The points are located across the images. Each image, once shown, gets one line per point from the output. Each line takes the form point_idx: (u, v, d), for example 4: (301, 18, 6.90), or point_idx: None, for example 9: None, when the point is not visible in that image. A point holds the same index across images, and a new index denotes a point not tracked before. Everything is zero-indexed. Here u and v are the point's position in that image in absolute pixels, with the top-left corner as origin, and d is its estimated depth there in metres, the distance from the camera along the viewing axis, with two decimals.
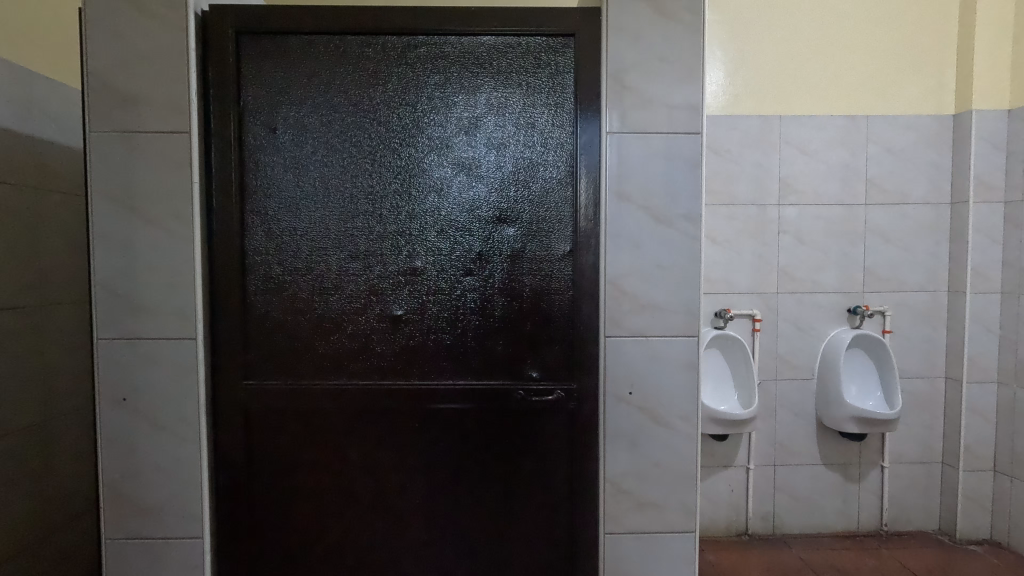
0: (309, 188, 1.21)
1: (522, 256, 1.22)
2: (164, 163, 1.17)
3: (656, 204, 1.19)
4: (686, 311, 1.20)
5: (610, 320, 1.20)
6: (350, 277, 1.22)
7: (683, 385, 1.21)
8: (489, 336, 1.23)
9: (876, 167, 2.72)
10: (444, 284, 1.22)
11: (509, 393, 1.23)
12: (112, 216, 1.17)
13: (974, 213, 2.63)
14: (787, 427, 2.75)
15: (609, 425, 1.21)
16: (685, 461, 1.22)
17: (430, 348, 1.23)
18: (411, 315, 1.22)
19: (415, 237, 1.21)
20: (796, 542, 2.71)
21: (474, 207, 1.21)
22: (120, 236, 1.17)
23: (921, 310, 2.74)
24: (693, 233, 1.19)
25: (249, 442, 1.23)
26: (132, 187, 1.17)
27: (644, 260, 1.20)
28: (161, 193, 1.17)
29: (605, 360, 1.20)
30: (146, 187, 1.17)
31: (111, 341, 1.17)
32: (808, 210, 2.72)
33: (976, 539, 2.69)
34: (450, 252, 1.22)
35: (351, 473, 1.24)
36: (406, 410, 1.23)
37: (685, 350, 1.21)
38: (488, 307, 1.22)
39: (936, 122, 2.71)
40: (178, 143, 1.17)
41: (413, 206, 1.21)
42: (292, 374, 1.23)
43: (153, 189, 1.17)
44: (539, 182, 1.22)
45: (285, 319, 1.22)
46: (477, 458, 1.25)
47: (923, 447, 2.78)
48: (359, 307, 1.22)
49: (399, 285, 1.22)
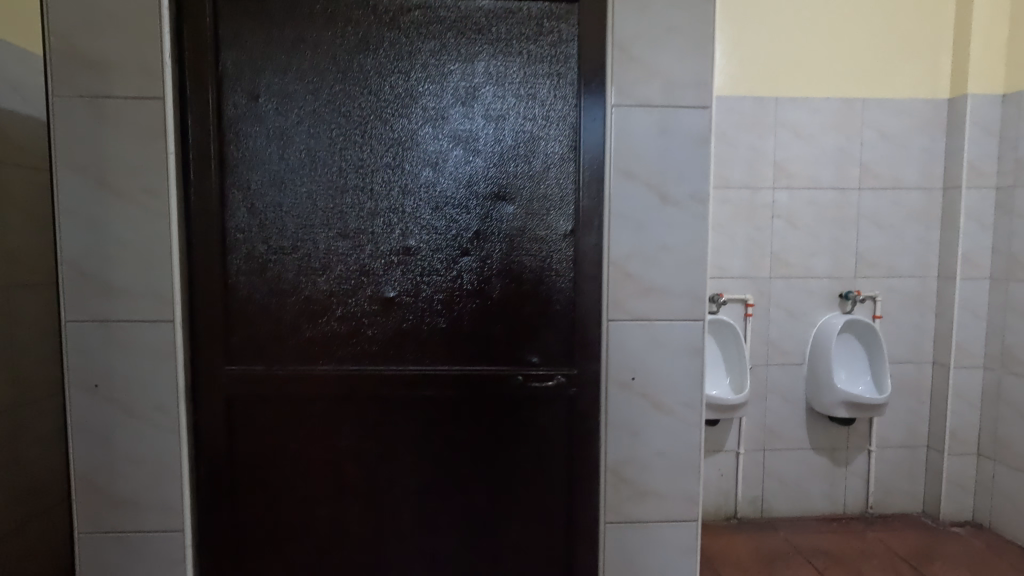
0: (294, 161, 1.13)
1: (521, 236, 1.16)
2: (136, 133, 1.08)
3: (662, 183, 1.14)
4: (692, 294, 1.16)
5: (614, 304, 1.15)
6: (339, 256, 1.15)
7: (688, 372, 1.17)
8: (487, 319, 1.17)
9: (870, 151, 2.69)
10: (439, 264, 1.16)
11: (507, 379, 1.18)
12: (80, 190, 1.08)
13: (966, 199, 2.63)
14: (777, 412, 2.75)
15: (611, 412, 1.17)
16: (688, 449, 1.18)
17: (423, 332, 1.17)
18: (405, 297, 1.16)
19: (409, 214, 1.15)
20: (783, 525, 2.73)
21: (471, 183, 1.15)
22: (90, 211, 1.08)
23: (912, 296, 2.74)
24: (700, 213, 1.14)
25: (232, 430, 1.17)
26: (102, 158, 1.08)
27: (649, 241, 1.14)
28: (133, 164, 1.09)
29: (608, 345, 1.16)
30: (117, 159, 1.08)
31: (81, 324, 1.09)
32: (802, 194, 2.69)
33: (959, 521, 2.73)
34: (446, 230, 1.15)
35: (342, 462, 1.19)
36: (399, 397, 1.18)
37: (690, 336, 1.16)
38: (484, 289, 1.16)
39: (930, 106, 2.69)
40: (151, 111, 1.08)
41: (406, 182, 1.14)
42: (277, 358, 1.16)
43: (126, 161, 1.09)
44: (540, 158, 1.15)
45: (269, 301, 1.15)
46: (473, 446, 1.20)
47: (910, 432, 2.80)
48: (348, 288, 1.15)
49: (392, 265, 1.15)
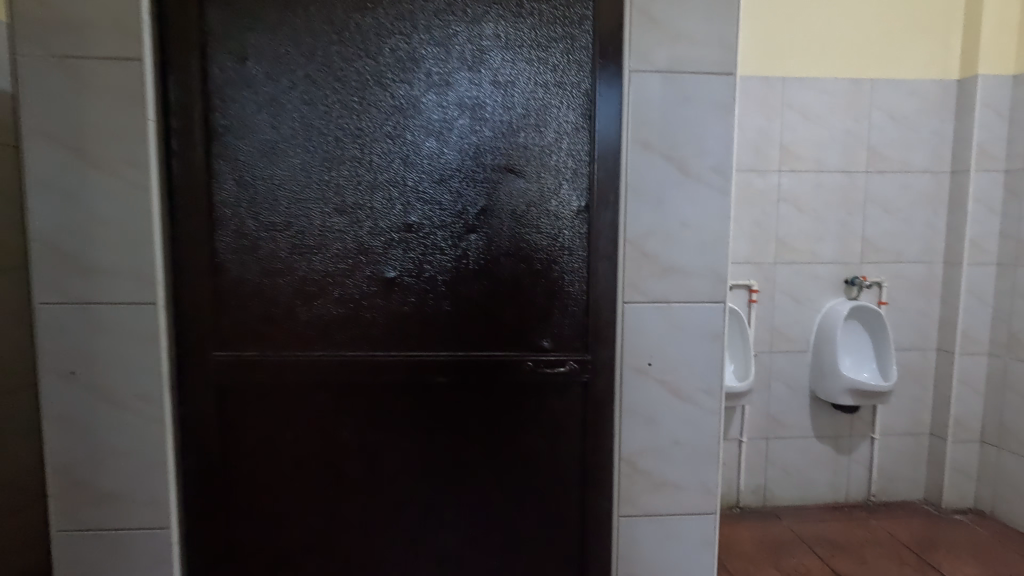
0: (287, 131, 1.05)
1: (531, 212, 1.08)
2: (113, 97, 0.99)
3: (683, 156, 1.07)
4: (712, 275, 1.09)
5: (629, 285, 1.08)
6: (335, 234, 1.07)
7: (708, 356, 1.10)
8: (495, 302, 1.10)
9: (878, 134, 2.63)
10: (443, 242, 1.08)
11: (516, 365, 1.10)
12: (52, 160, 0.99)
13: (975, 183, 2.58)
14: (780, 400, 2.71)
15: (626, 400, 1.10)
16: (707, 438, 1.12)
17: (426, 315, 1.09)
18: (406, 277, 1.08)
19: (411, 189, 1.07)
20: (786, 514, 2.70)
21: (478, 155, 1.07)
22: (63, 183, 0.99)
23: (918, 282, 2.70)
24: (722, 187, 1.07)
25: (221, 421, 1.08)
26: (75, 125, 0.99)
27: (668, 218, 1.07)
28: (110, 132, 1.00)
29: (623, 329, 1.09)
30: (92, 126, 0.99)
31: (55, 307, 1.01)
32: (808, 178, 2.63)
33: (961, 509, 2.72)
34: (450, 205, 1.07)
35: (341, 453, 1.11)
36: (401, 384, 1.11)
37: (711, 318, 1.10)
38: (492, 268, 1.09)
39: (939, 88, 2.63)
40: (128, 72, 0.99)
41: (408, 153, 1.06)
42: (269, 344, 1.08)
43: (102, 128, 0.99)
44: (552, 129, 1.08)
45: (260, 282, 1.07)
46: (481, 436, 1.13)
47: (913, 419, 2.77)
48: (346, 268, 1.07)
49: (392, 243, 1.07)
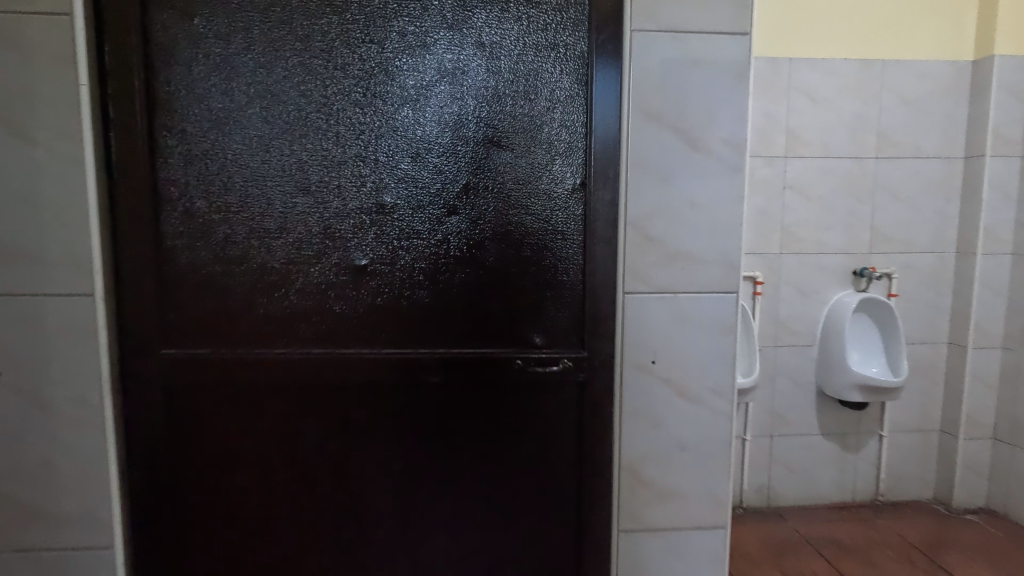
0: (241, 100, 0.92)
1: (519, 190, 0.96)
2: (36, 57, 0.86)
3: (691, 127, 0.94)
4: (724, 262, 0.97)
5: (631, 273, 0.96)
6: (299, 216, 0.94)
7: (718, 353, 0.99)
8: (480, 292, 0.98)
9: (889, 117, 2.51)
10: (420, 225, 0.96)
11: (504, 363, 0.99)
12: None
13: (990, 168, 2.46)
14: (785, 396, 2.61)
15: (627, 402, 0.98)
16: (717, 443, 1.01)
17: (403, 307, 0.97)
18: (379, 265, 0.96)
19: (384, 165, 0.94)
20: (791, 514, 2.60)
21: (461, 126, 0.95)
22: None
23: (929, 273, 2.58)
24: (735, 163, 0.95)
25: (171, 427, 0.97)
26: None
27: (675, 197, 0.95)
28: (33, 97, 0.86)
29: (624, 322, 0.97)
30: (12, 90, 0.86)
31: None
32: (815, 164, 2.51)
33: (972, 508, 2.62)
34: (428, 183, 0.95)
35: (307, 463, 1.00)
36: (374, 386, 0.99)
37: (722, 310, 0.98)
38: (476, 254, 0.97)
39: (953, 69, 2.50)
40: (54, 29, 0.86)
41: (380, 124, 0.94)
42: (224, 341, 0.96)
43: (23, 92, 0.86)
44: (544, 97, 0.95)
45: (214, 270, 0.94)
46: (465, 443, 1.01)
47: (923, 415, 2.67)
48: (311, 254, 0.95)
49: (363, 226, 0.95)
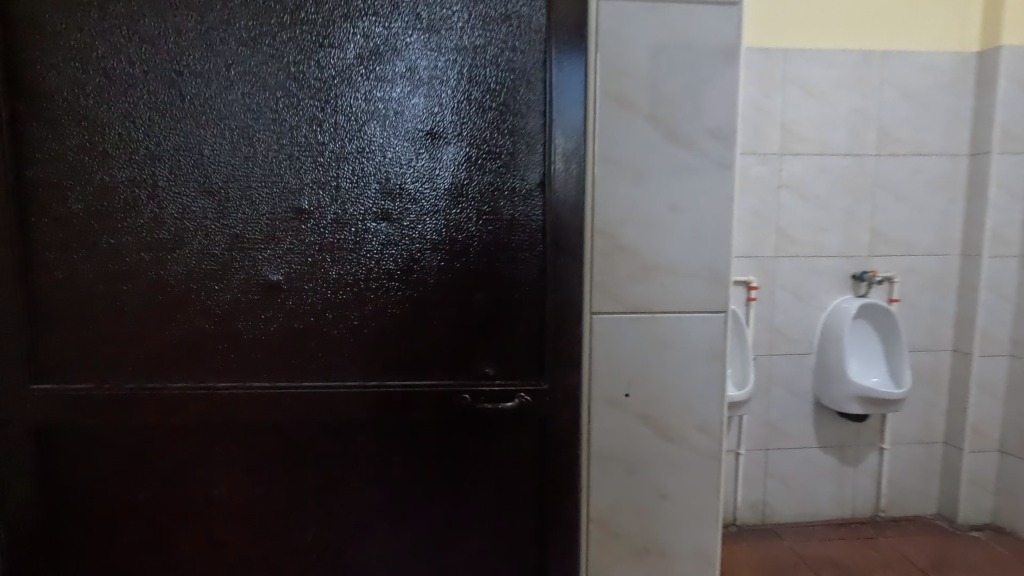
0: (128, 87, 0.77)
1: (464, 191, 0.81)
2: None
3: (670, 115, 0.79)
4: (710, 276, 0.82)
5: (599, 289, 0.80)
6: (199, 223, 0.79)
7: (704, 384, 0.83)
8: (419, 312, 0.82)
9: (889, 111, 2.36)
10: (345, 234, 0.80)
11: (447, 398, 0.83)
12: None
13: (996, 166, 2.32)
14: (781, 407, 2.46)
15: (595, 442, 0.83)
16: (701, 490, 0.85)
17: (325, 332, 0.82)
18: (296, 282, 0.80)
19: (302, 162, 0.79)
20: (787, 532, 2.45)
21: (394, 115, 0.79)
22: None
23: (932, 277, 2.44)
24: (722, 158, 0.80)
25: (52, 470, 0.83)
26: None
27: (651, 199, 0.80)
28: None
29: (591, 348, 0.81)
30: None
31: None
32: (812, 162, 2.36)
33: (977, 524, 2.48)
34: (354, 184, 0.80)
35: (213, 515, 0.85)
36: (291, 427, 0.83)
37: (708, 334, 0.82)
38: (413, 268, 0.81)
39: (957, 61, 2.36)
40: None
41: (297, 113, 0.78)
42: (112, 373, 0.81)
43: None
44: (494, 81, 0.80)
45: (96, 289, 0.79)
46: (402, 492, 0.86)
47: (925, 427, 2.53)
48: (214, 269, 0.80)
49: (276, 235, 0.80)
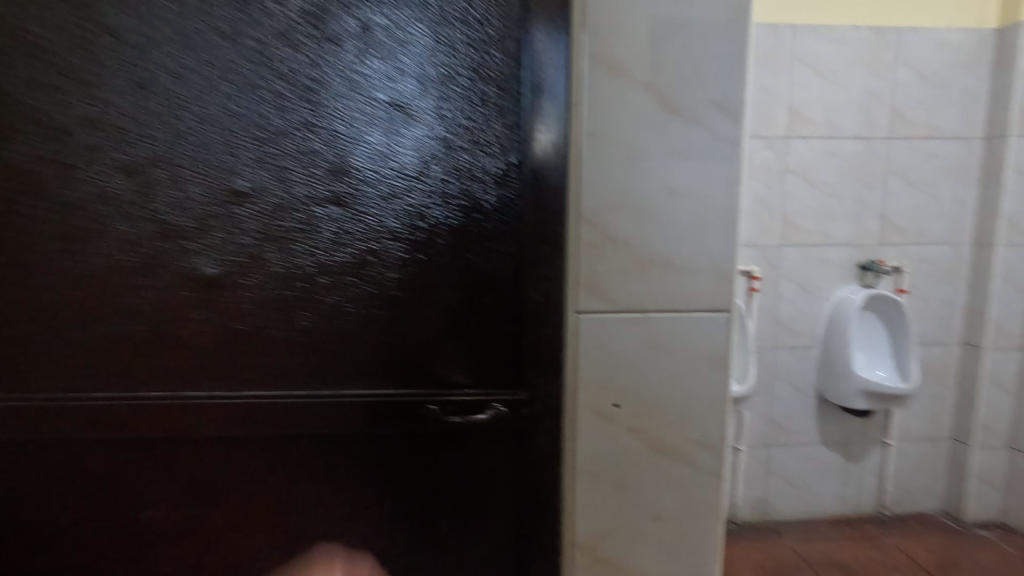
0: (50, 64, 0.70)
1: (425, 172, 0.74)
2: None
3: (669, 83, 0.68)
4: (713, 270, 0.71)
5: (585, 285, 0.70)
6: (129, 208, 0.71)
7: (706, 393, 0.73)
8: (375, 304, 0.74)
9: (903, 92, 2.24)
10: (293, 219, 0.73)
11: (411, 410, 0.75)
12: None
13: (1014, 150, 2.20)
14: (783, 403, 2.37)
15: (582, 460, 0.72)
16: (700, 513, 0.75)
17: (272, 329, 0.74)
18: (238, 272, 0.73)
19: (243, 139, 0.72)
20: (788, 531, 2.38)
21: (345, 84, 0.72)
22: None
23: (943, 267, 2.34)
24: (728, 134, 0.69)
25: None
26: None
27: (646, 182, 0.69)
28: None
29: (577, 353, 0.71)
30: None
31: None
32: (820, 146, 2.24)
33: (985, 523, 2.40)
34: (303, 163, 0.72)
35: (147, 541, 0.77)
36: (232, 445, 0.76)
37: (711, 336, 0.72)
38: (368, 257, 0.74)
39: (975, 38, 2.23)
40: None
41: (237, 82, 0.71)
42: (27, 381, 0.73)
43: None
44: (458, 48, 0.72)
45: (22, 286, 0.73)
46: (360, 517, 0.78)
47: (933, 422, 2.44)
48: (147, 259, 0.72)
49: (215, 221, 0.72)
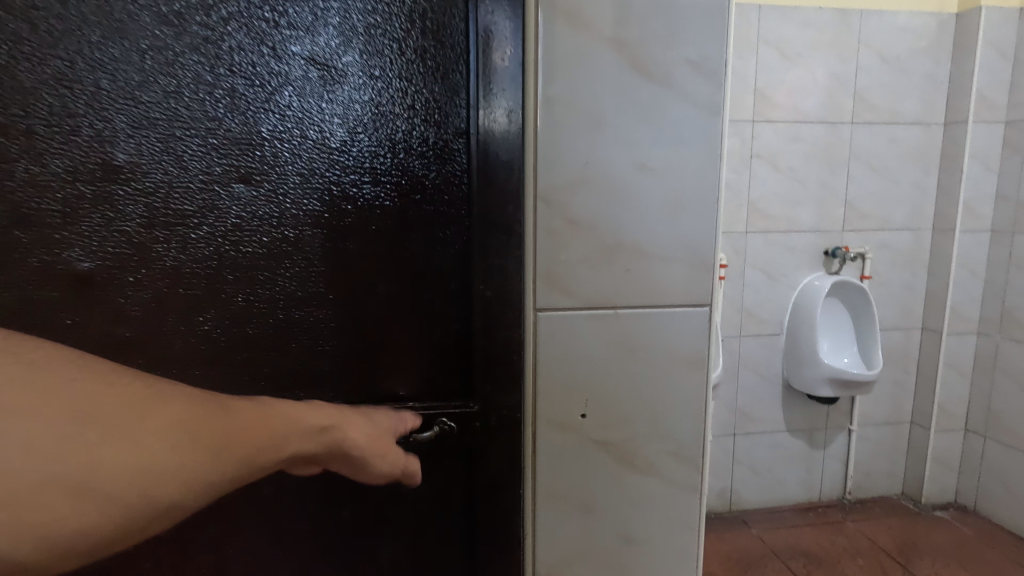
0: None
1: (346, 150, 0.70)
2: None
3: (639, 40, 0.58)
4: (690, 259, 0.62)
5: (544, 277, 0.60)
6: (7, 185, 0.64)
7: (682, 399, 0.64)
8: (294, 290, 0.71)
9: (866, 76, 2.21)
10: (199, 201, 0.68)
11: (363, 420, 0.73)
12: None
13: (973, 135, 2.21)
14: (749, 391, 2.35)
15: (542, 478, 0.63)
16: (677, 531, 0.67)
17: (183, 320, 0.70)
18: (140, 258, 0.68)
19: (141, 112, 0.66)
20: (755, 520, 2.36)
21: (259, 57, 0.67)
22: None
23: (904, 253, 2.34)
24: (708, 100, 0.59)
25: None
26: None
27: (612, 156, 0.59)
28: None
29: (536, 357, 0.61)
30: None
31: None
32: (785, 130, 2.20)
33: (941, 504, 2.44)
34: (210, 140, 0.67)
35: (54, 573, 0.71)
36: None
37: (687, 335, 0.63)
38: (286, 242, 0.70)
39: (936, 22, 2.22)
40: None
41: (136, 50, 0.64)
42: None
43: None
44: (382, 18, 0.68)
45: None
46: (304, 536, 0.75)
47: (893, 407, 2.46)
48: (31, 246, 0.65)
49: (110, 202, 0.66)
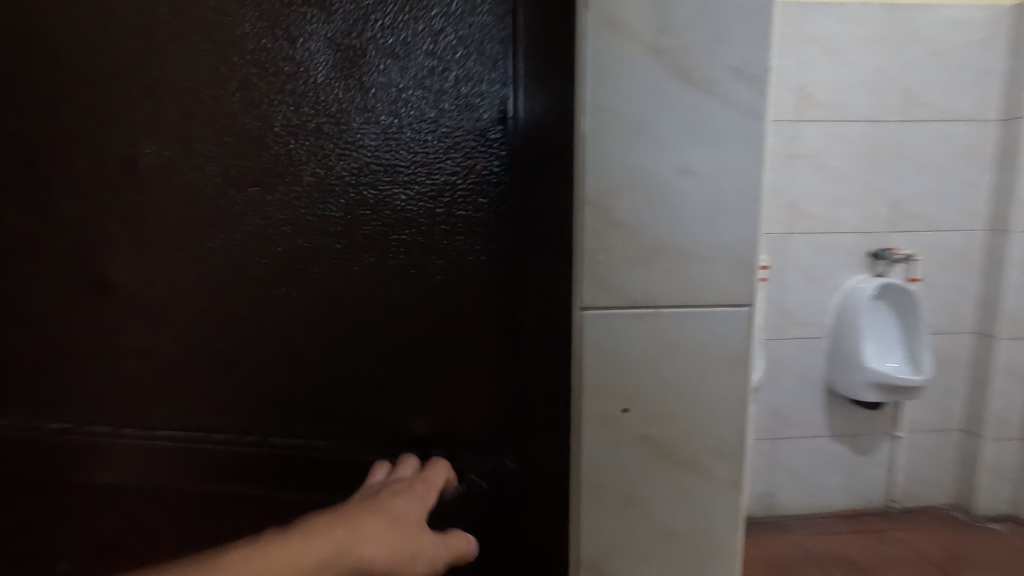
0: None
1: (377, 185, 0.82)
2: None
3: (681, 49, 0.60)
4: (732, 259, 0.63)
5: (588, 278, 0.62)
6: (144, 204, 0.87)
7: (723, 397, 0.66)
8: (328, 299, 0.85)
9: (915, 71, 2.14)
10: (262, 221, 0.85)
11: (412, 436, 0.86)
12: None
13: None
14: (790, 394, 2.31)
15: (586, 470, 0.65)
16: (717, 527, 0.68)
17: (248, 316, 0.87)
18: (220, 263, 0.87)
19: (226, 150, 0.84)
20: (794, 526, 2.32)
21: (326, 74, 0.80)
22: None
23: (955, 254, 2.26)
24: (750, 105, 0.61)
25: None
26: None
27: (656, 159, 0.61)
28: None
29: (581, 353, 0.64)
30: None
31: None
32: (828, 129, 2.16)
33: (995, 516, 2.34)
34: (274, 172, 0.83)
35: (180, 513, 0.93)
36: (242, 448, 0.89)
37: (729, 334, 0.65)
38: (322, 260, 0.84)
39: (991, 15, 2.13)
40: None
41: (228, 98, 0.83)
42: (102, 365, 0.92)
43: None
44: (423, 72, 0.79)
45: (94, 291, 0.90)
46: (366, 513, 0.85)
47: (943, 414, 2.37)
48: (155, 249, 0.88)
49: (202, 218, 0.86)
